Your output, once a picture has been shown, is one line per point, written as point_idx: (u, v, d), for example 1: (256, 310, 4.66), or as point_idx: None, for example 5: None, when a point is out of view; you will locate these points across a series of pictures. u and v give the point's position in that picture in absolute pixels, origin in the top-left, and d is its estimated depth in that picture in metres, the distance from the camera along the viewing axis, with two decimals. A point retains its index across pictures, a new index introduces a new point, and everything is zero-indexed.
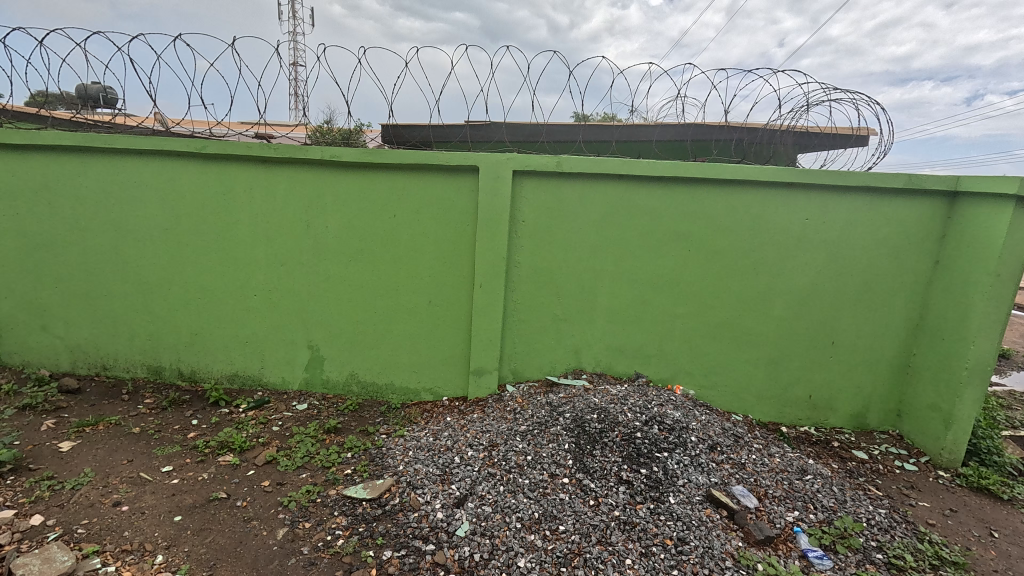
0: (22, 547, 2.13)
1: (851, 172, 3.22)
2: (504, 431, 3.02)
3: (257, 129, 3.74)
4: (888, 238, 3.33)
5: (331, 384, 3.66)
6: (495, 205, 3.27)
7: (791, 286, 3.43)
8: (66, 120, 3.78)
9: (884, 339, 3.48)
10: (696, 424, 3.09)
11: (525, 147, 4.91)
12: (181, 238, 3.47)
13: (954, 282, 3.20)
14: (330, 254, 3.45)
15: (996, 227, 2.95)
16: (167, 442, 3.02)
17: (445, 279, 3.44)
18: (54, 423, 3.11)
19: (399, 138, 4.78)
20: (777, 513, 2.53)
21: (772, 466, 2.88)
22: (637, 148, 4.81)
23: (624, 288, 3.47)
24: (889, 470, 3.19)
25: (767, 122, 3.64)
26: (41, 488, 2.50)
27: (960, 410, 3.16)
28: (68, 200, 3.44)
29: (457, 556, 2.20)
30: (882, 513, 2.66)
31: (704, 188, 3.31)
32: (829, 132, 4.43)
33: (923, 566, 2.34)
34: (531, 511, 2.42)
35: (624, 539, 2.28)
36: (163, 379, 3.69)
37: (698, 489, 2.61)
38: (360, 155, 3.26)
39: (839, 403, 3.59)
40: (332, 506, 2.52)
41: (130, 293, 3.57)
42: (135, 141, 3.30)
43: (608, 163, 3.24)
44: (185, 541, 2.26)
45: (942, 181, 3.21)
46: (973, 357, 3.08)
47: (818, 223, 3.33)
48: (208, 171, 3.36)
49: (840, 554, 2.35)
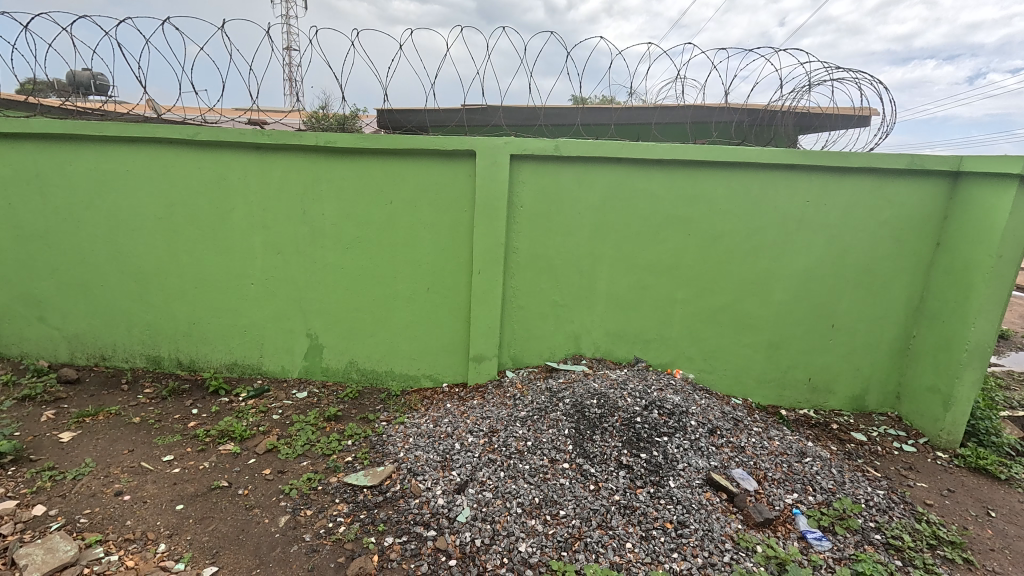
0: (25, 538, 2.14)
1: (853, 153, 3.18)
2: (504, 417, 3.03)
3: (249, 115, 3.67)
4: (890, 220, 3.30)
5: (331, 371, 3.66)
6: (492, 190, 3.23)
7: (792, 269, 3.41)
8: (56, 108, 3.71)
9: (884, 321, 3.47)
10: (696, 408, 3.10)
11: (522, 130, 4.84)
12: (177, 226, 3.43)
13: (955, 263, 3.18)
14: (327, 241, 3.42)
15: (999, 207, 2.92)
16: (168, 431, 3.02)
17: (443, 265, 3.42)
18: (54, 414, 3.11)
19: (395, 123, 4.71)
20: (777, 495, 2.54)
21: (771, 449, 2.89)
22: (636, 131, 4.75)
23: (623, 273, 3.44)
24: (888, 451, 3.20)
25: (767, 103, 3.59)
26: (42, 478, 2.50)
27: (959, 392, 3.16)
28: (60, 189, 3.39)
29: (459, 542, 2.21)
30: (881, 495, 2.68)
31: (704, 171, 3.27)
32: (830, 111, 4.38)
33: (920, 546, 2.36)
34: (531, 496, 2.43)
35: (624, 523, 2.30)
36: (163, 369, 3.69)
37: (698, 472, 2.62)
38: (355, 140, 3.20)
39: (838, 385, 3.60)
40: (333, 493, 2.53)
41: (127, 283, 3.55)
42: (126, 128, 3.25)
43: (606, 147, 3.19)
44: (186, 530, 2.27)
45: (944, 161, 3.16)
46: (974, 340, 3.07)
47: (819, 206, 3.30)
48: (201, 159, 3.31)
49: (839, 535, 2.36)
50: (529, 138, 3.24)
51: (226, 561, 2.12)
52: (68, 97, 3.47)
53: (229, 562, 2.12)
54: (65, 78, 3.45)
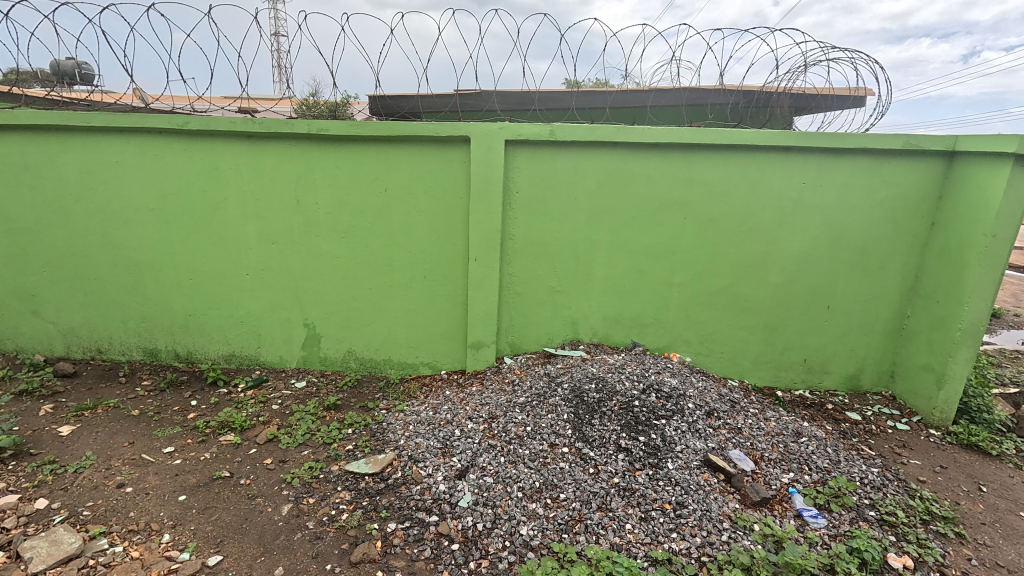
0: (29, 530, 2.15)
1: (849, 134, 3.17)
2: (503, 403, 3.05)
3: (240, 103, 3.62)
4: (885, 201, 3.30)
5: (329, 361, 3.66)
6: (488, 176, 3.20)
7: (788, 252, 3.42)
8: (42, 99, 3.64)
9: (880, 302, 3.49)
10: (693, 391, 3.12)
11: (517, 115, 4.81)
12: (169, 218, 3.40)
13: (950, 243, 3.19)
14: (321, 230, 3.39)
15: (993, 187, 2.92)
16: (168, 423, 3.02)
17: (439, 253, 3.41)
18: (52, 408, 3.11)
19: (388, 109, 4.66)
20: (773, 475, 2.59)
21: (768, 429, 2.93)
22: (631, 114, 4.69)
23: (620, 258, 3.44)
24: (882, 430, 3.25)
25: (763, 83, 3.55)
26: (44, 472, 2.51)
27: (953, 370, 3.19)
28: (49, 182, 3.35)
29: (461, 527, 2.24)
30: (876, 472, 2.72)
31: (701, 154, 3.25)
32: (826, 93, 4.34)
33: (913, 522, 2.40)
34: (532, 480, 2.45)
35: (624, 505, 2.33)
36: (159, 361, 3.68)
37: (696, 454, 2.65)
38: (348, 128, 3.16)
39: (834, 366, 3.63)
40: (335, 481, 2.55)
41: (120, 276, 3.52)
42: (113, 118, 3.19)
43: (601, 130, 3.16)
44: (190, 520, 2.29)
45: (940, 140, 3.16)
46: (967, 318, 3.09)
47: (814, 188, 3.30)
48: (192, 149, 3.26)
49: (834, 513, 2.40)
50: (524, 123, 3.21)
51: (231, 550, 2.13)
52: (54, 88, 3.41)
53: (234, 550, 2.14)
54: (50, 68, 3.43)
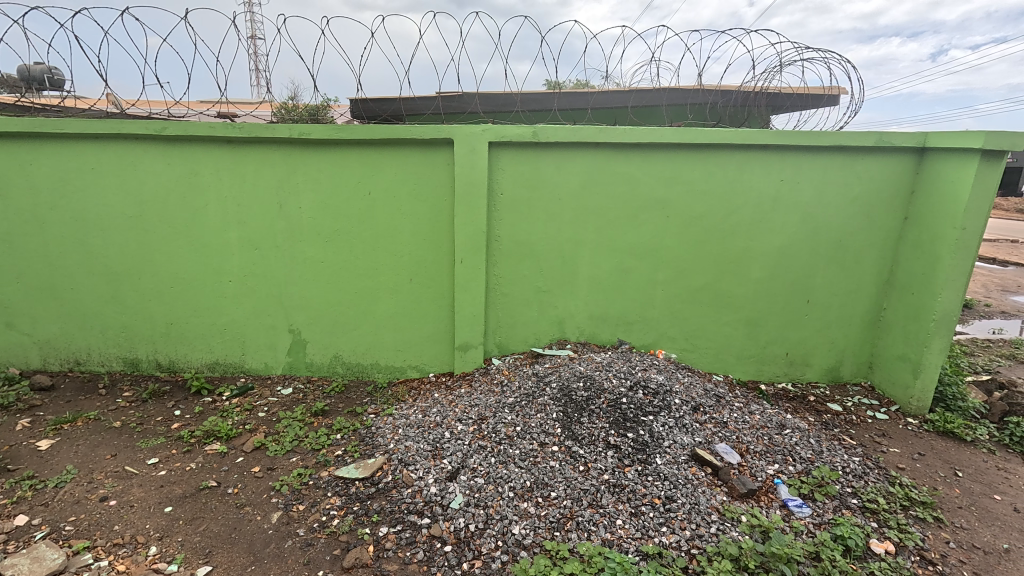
0: (9, 548, 2.10)
1: (824, 132, 3.24)
2: (493, 404, 3.06)
3: (218, 108, 3.58)
4: (860, 196, 3.39)
5: (315, 366, 3.63)
6: (472, 178, 3.21)
7: (768, 247, 3.49)
8: (11, 105, 3.56)
9: (857, 295, 3.58)
10: (679, 386, 3.16)
11: (500, 117, 4.83)
12: (147, 225, 3.34)
13: (922, 237, 3.29)
14: (305, 235, 3.37)
15: (962, 182, 3.03)
16: (151, 434, 2.97)
17: (425, 255, 3.40)
18: (29, 422, 3.02)
19: (369, 112, 4.65)
20: (759, 466, 2.64)
21: (752, 423, 2.98)
22: (612, 115, 4.75)
23: (605, 257, 3.48)
24: (862, 420, 3.33)
25: (740, 84, 3.63)
26: (23, 488, 2.44)
27: (927, 359, 3.29)
28: (22, 191, 3.27)
29: (452, 528, 2.24)
30: (857, 461, 2.79)
31: (681, 154, 3.30)
32: (801, 92, 4.45)
33: (894, 508, 2.47)
34: (523, 480, 2.47)
35: (614, 501, 2.36)
36: (141, 371, 3.61)
37: (684, 449, 2.69)
38: (330, 132, 3.15)
39: (815, 358, 3.72)
40: (325, 487, 2.53)
41: (98, 284, 3.44)
42: (87, 124, 3.12)
43: (584, 132, 3.20)
44: (177, 531, 2.25)
45: (911, 137, 3.26)
46: (940, 309, 3.19)
47: (792, 185, 3.38)
48: (170, 154, 3.22)
49: (818, 502, 2.46)
50: (508, 125, 3.23)
51: (220, 560, 2.11)
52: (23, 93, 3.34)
53: (225, 560, 2.11)
54: (19, 73, 3.35)
